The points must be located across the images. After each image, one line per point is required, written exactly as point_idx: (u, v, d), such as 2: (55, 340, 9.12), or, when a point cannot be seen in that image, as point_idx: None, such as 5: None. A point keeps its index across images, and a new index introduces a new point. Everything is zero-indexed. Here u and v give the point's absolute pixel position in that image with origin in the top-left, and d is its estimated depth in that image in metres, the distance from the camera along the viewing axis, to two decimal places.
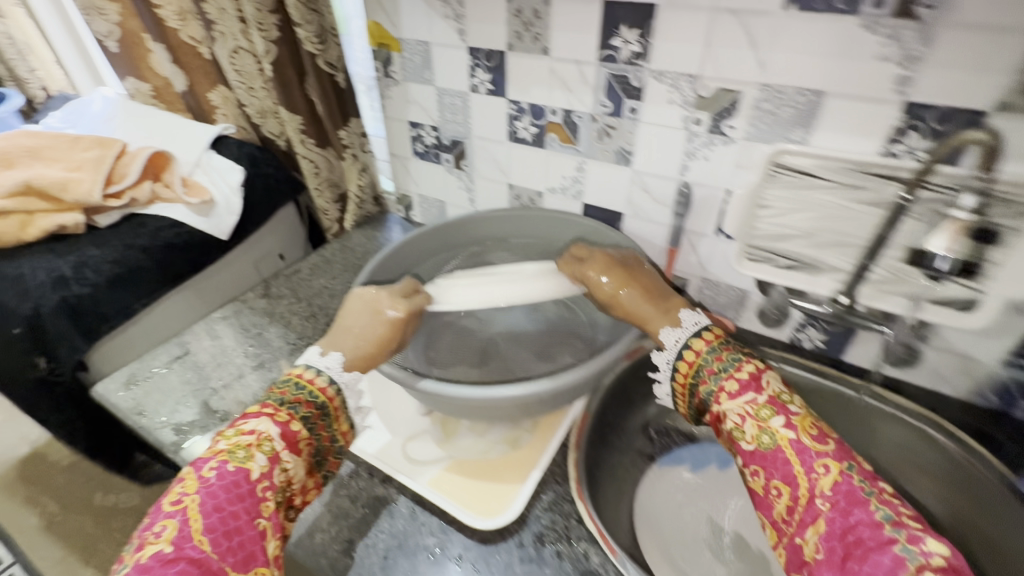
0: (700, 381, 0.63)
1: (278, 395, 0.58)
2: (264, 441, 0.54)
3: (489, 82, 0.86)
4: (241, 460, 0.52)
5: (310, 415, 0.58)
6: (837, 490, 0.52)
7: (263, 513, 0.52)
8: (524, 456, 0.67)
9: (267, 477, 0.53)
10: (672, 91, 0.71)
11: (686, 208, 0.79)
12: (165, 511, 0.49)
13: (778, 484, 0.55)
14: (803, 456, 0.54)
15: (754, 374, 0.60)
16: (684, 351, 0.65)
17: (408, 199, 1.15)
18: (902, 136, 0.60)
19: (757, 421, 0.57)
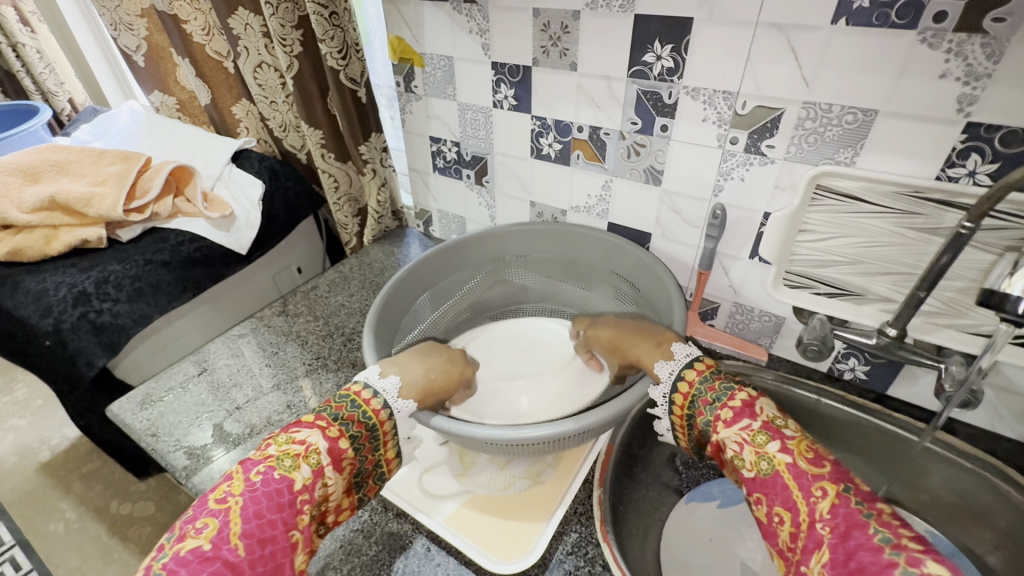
0: (696, 411, 0.55)
1: (333, 408, 0.55)
2: (312, 451, 0.50)
3: (513, 98, 0.84)
4: (287, 468, 0.48)
5: (361, 435, 0.54)
6: (836, 514, 0.43)
7: (298, 525, 0.47)
8: (546, 493, 0.63)
9: (309, 488, 0.48)
10: (707, 108, 0.67)
11: (720, 231, 0.73)
12: (207, 507, 0.45)
13: (781, 512, 0.47)
14: (801, 479, 0.46)
15: (747, 399, 0.52)
16: (678, 381, 0.57)
17: (427, 214, 1.13)
18: (962, 158, 0.55)
19: (753, 447, 0.49)
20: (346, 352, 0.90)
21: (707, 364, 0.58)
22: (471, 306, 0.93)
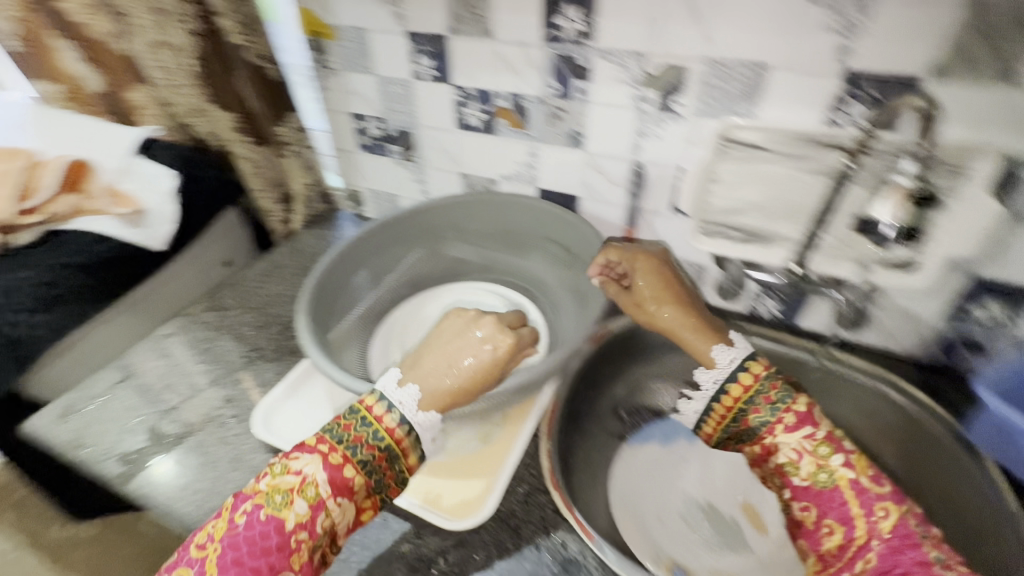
0: (752, 410, 0.59)
1: (340, 428, 0.54)
2: (307, 485, 0.50)
3: (434, 69, 0.82)
4: (277, 507, 0.49)
5: (370, 459, 0.53)
6: (895, 533, 0.50)
7: (292, 565, 0.48)
8: (495, 450, 0.66)
9: (304, 526, 0.49)
10: (621, 70, 0.70)
11: (642, 189, 0.79)
12: (189, 555, 0.49)
13: (831, 523, 0.53)
14: (863, 497, 0.52)
15: (807, 409, 0.57)
16: (740, 372, 0.61)
17: (358, 194, 1.10)
18: (845, 105, 0.61)
19: (815, 458, 0.55)
20: (284, 340, 0.88)
21: (766, 365, 0.61)
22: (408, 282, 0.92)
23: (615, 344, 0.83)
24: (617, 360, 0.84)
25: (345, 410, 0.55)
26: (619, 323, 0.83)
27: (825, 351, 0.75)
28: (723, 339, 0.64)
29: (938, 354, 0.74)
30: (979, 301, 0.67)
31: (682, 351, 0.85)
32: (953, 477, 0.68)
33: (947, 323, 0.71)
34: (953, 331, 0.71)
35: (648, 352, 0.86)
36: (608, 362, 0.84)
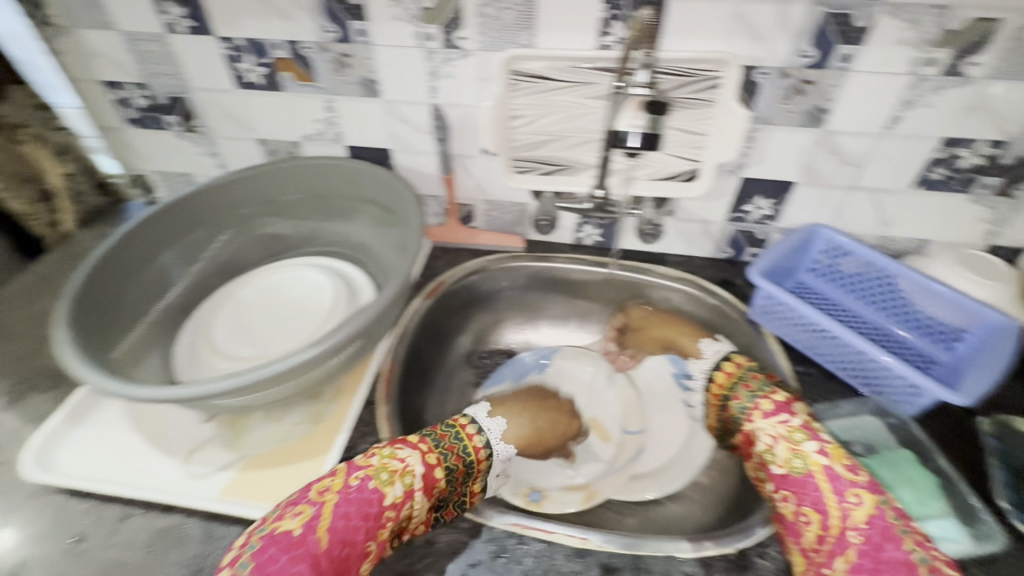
0: (733, 396, 0.65)
1: (438, 435, 0.59)
2: (408, 471, 0.53)
3: (188, 18, 0.70)
4: (382, 481, 0.52)
5: (456, 468, 0.57)
6: (871, 525, 0.49)
7: (375, 538, 0.50)
8: (329, 427, 0.63)
9: (395, 507, 0.51)
10: (394, 5, 0.65)
11: (447, 132, 0.76)
12: (310, 496, 0.50)
13: (809, 512, 0.53)
14: (836, 484, 0.53)
15: (785, 399, 0.60)
16: (723, 363, 0.70)
17: (145, 178, 0.94)
18: (609, 27, 0.63)
19: (789, 443, 0.57)
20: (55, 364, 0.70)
21: (748, 359, 0.69)
22: (218, 269, 0.82)
23: (454, 296, 0.83)
24: (459, 311, 0.84)
25: (444, 422, 0.60)
26: (452, 275, 0.82)
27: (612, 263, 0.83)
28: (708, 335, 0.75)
29: (729, 252, 0.84)
30: (750, 199, 0.77)
31: (521, 291, 0.87)
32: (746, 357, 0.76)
33: (731, 224, 0.80)
34: (736, 230, 0.81)
35: (488, 298, 0.86)
36: (450, 314, 0.83)
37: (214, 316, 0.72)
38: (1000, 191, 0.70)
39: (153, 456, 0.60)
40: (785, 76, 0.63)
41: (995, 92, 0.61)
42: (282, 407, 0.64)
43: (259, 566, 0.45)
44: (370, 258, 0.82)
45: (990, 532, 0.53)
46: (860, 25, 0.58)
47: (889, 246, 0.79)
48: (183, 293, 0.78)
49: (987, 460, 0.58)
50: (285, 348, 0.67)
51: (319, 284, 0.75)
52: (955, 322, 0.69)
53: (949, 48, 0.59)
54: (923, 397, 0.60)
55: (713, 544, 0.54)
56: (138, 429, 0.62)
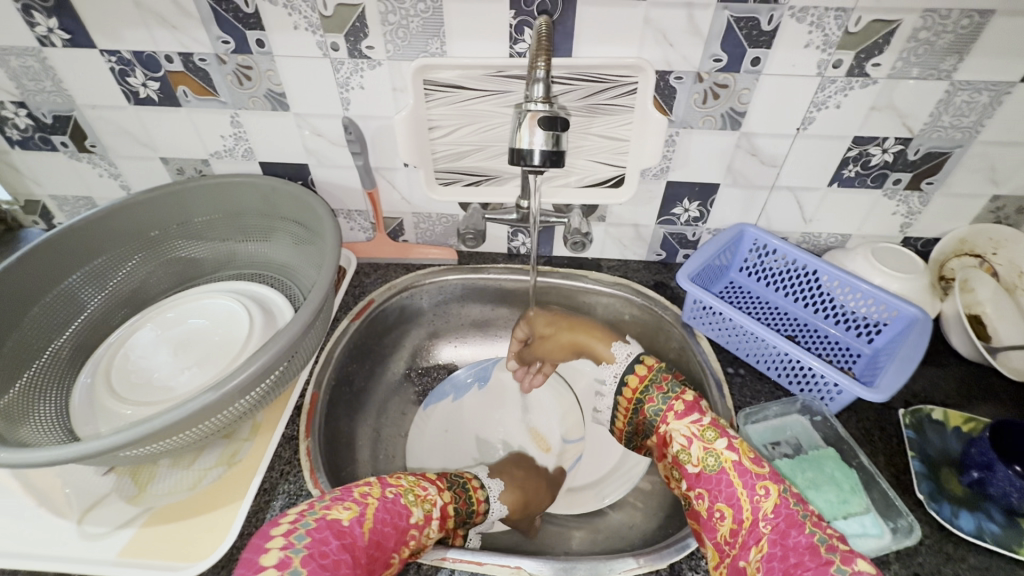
0: (646, 399, 0.65)
1: (453, 478, 0.64)
2: (432, 501, 0.57)
3: (63, 30, 0.64)
4: (411, 500, 0.54)
5: (461, 513, 0.60)
6: (778, 513, 0.50)
7: (400, 553, 0.51)
8: (243, 469, 0.59)
9: (420, 527, 0.53)
10: (292, 13, 0.61)
11: (361, 145, 0.71)
12: (354, 494, 0.52)
13: (722, 507, 0.53)
14: (745, 477, 0.53)
15: (695, 399, 0.61)
16: (636, 364, 0.68)
17: (38, 204, 0.86)
18: (520, 34, 0.60)
19: (702, 442, 0.57)
20: None
21: (658, 360, 0.68)
22: (124, 300, 0.75)
23: (384, 314, 0.79)
24: (391, 329, 0.81)
25: (460, 478, 0.64)
26: (382, 293, 0.79)
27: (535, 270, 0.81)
28: (620, 338, 0.73)
29: (662, 255, 0.84)
30: (677, 202, 0.77)
31: (456, 305, 0.85)
32: (677, 359, 0.77)
33: (661, 227, 0.80)
34: (666, 233, 0.81)
35: (422, 313, 0.84)
36: (381, 333, 0.80)
37: (113, 356, 0.65)
38: (909, 186, 0.72)
39: (42, 519, 0.54)
40: (700, 80, 0.63)
41: (897, 91, 0.62)
42: (192, 451, 0.60)
43: (314, 543, 0.47)
44: (293, 279, 0.78)
45: (909, 527, 0.53)
46: (766, 28, 0.58)
47: (813, 242, 0.80)
48: (81, 330, 0.71)
49: (905, 451, 0.60)
50: (194, 386, 0.61)
51: (235, 313, 0.69)
52: (874, 315, 0.70)
53: (851, 50, 0.59)
54: (843, 393, 0.60)
55: (642, 561, 0.53)
56: (28, 489, 0.57)
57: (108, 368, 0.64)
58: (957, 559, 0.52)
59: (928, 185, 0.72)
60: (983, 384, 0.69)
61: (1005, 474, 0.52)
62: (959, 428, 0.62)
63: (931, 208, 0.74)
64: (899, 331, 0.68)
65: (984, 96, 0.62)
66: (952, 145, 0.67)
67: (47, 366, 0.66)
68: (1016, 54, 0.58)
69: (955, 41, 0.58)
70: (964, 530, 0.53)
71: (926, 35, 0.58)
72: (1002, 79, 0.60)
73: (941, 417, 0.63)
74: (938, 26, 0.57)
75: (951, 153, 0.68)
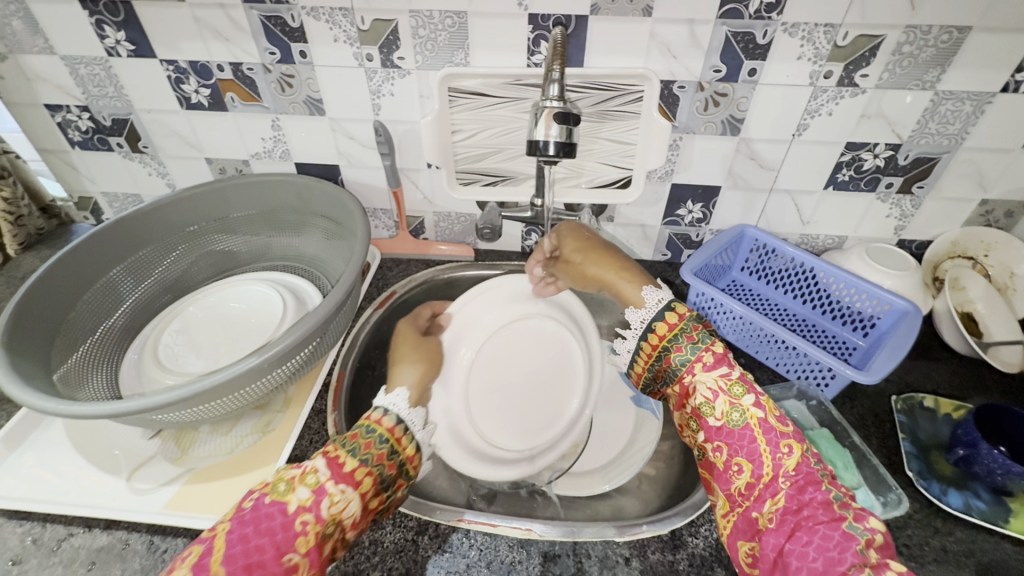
0: (673, 348, 0.60)
1: (349, 436, 0.53)
2: (310, 472, 0.48)
3: (128, 42, 0.72)
4: (279, 492, 0.47)
5: (371, 458, 0.51)
6: (799, 470, 0.49)
7: (296, 548, 0.44)
8: (276, 437, 0.64)
9: (309, 508, 0.46)
10: (333, 27, 0.68)
11: (390, 147, 0.77)
12: (205, 536, 0.45)
13: (741, 462, 0.51)
14: (769, 435, 0.51)
15: (724, 351, 0.58)
16: (666, 312, 0.62)
17: (90, 201, 0.94)
18: (537, 46, 0.67)
19: (729, 397, 0.54)
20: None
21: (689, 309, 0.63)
22: (167, 287, 0.82)
23: (405, 305, 0.85)
24: None
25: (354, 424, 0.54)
26: (403, 286, 0.85)
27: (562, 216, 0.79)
28: (652, 283, 0.66)
29: (668, 255, 0.89)
30: (682, 204, 0.82)
31: None
32: None
33: (666, 227, 0.85)
34: (672, 233, 0.86)
35: None
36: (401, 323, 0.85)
37: (158, 332, 0.71)
38: (901, 190, 0.76)
39: (96, 475, 0.60)
40: (701, 89, 0.69)
41: (883, 100, 0.68)
42: (230, 420, 0.65)
43: None
44: (321, 270, 0.84)
45: (898, 500, 0.56)
46: (762, 42, 0.64)
47: (811, 243, 0.85)
48: (129, 312, 0.77)
49: (897, 434, 0.63)
50: (232, 359, 0.67)
51: (269, 299, 0.75)
52: (868, 310, 0.74)
53: (840, 62, 0.65)
54: (837, 378, 0.65)
55: (648, 527, 0.57)
56: (82, 448, 0.63)
57: (153, 342, 0.70)
58: (946, 532, 0.55)
59: (919, 189, 0.76)
60: (976, 377, 0.72)
61: (989, 452, 0.55)
62: (949, 414, 0.65)
63: (923, 211, 0.79)
64: (893, 324, 0.72)
65: (967, 105, 0.67)
66: (940, 151, 0.72)
67: (99, 342, 0.72)
68: (995, 66, 0.63)
69: (937, 54, 0.63)
70: (953, 505, 0.56)
71: (909, 49, 0.63)
72: (983, 89, 0.65)
73: (932, 405, 0.67)
74: (920, 41, 0.62)
75: (939, 158, 0.72)
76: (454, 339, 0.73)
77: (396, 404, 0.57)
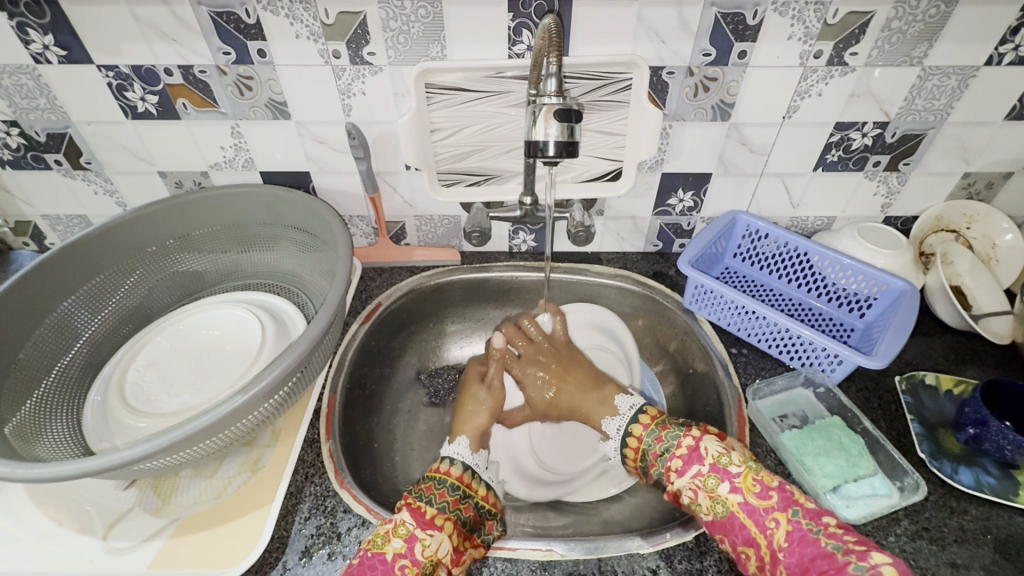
0: (651, 459, 0.62)
1: (423, 487, 0.59)
2: (399, 523, 0.52)
3: (58, 47, 0.64)
4: (378, 544, 0.50)
5: (449, 503, 0.57)
6: (793, 540, 0.48)
7: None
8: (267, 475, 0.59)
9: (404, 554, 0.50)
10: (293, 22, 0.62)
11: (365, 150, 0.72)
12: None
13: (744, 548, 0.51)
14: (754, 516, 0.51)
15: (693, 445, 0.58)
16: (628, 436, 0.67)
17: (29, 224, 0.85)
18: (519, 35, 0.63)
19: (707, 492, 0.54)
20: None
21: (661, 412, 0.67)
22: (128, 315, 0.74)
23: (393, 316, 0.80)
24: (399, 330, 0.82)
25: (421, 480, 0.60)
26: (389, 297, 0.80)
27: (551, 265, 0.83)
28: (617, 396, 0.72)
29: (659, 245, 0.87)
30: (673, 193, 0.79)
31: (460, 305, 0.87)
32: (683, 343, 0.79)
33: (658, 218, 0.83)
34: (663, 224, 0.84)
35: (428, 314, 0.85)
36: (390, 334, 0.81)
37: (121, 369, 0.65)
38: (888, 167, 0.76)
39: (67, 537, 0.54)
40: (691, 75, 0.66)
41: (871, 79, 0.66)
42: (214, 461, 0.60)
43: None
44: (299, 288, 0.78)
45: (915, 484, 0.57)
46: (752, 22, 0.62)
47: (801, 225, 0.84)
48: (87, 348, 0.70)
49: (905, 415, 0.64)
50: (210, 394, 0.61)
51: (245, 323, 0.69)
52: (865, 290, 0.74)
53: (831, 41, 0.63)
54: (844, 364, 0.64)
55: (672, 535, 0.55)
56: (48, 507, 0.56)
57: (116, 381, 0.63)
58: (961, 511, 0.56)
59: (905, 166, 0.76)
60: (968, 349, 0.73)
61: (999, 429, 0.56)
62: (951, 391, 0.66)
63: (909, 187, 0.79)
64: (889, 304, 0.72)
65: (952, 80, 0.66)
66: (925, 127, 0.71)
67: (56, 384, 0.65)
68: (980, 39, 0.63)
69: (925, 29, 0.62)
70: (964, 483, 0.57)
71: (898, 24, 0.62)
72: (968, 62, 0.65)
73: (933, 382, 0.67)
74: (909, 16, 0.61)
75: (925, 134, 0.72)
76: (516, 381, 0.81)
77: (460, 451, 0.66)
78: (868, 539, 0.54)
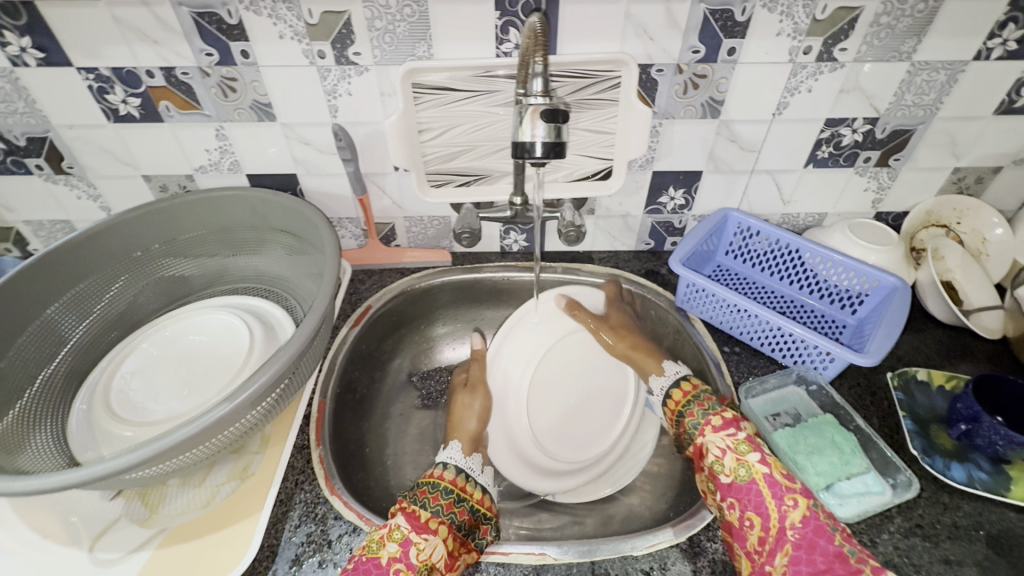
0: (687, 413, 0.63)
1: (417, 491, 0.58)
2: (393, 527, 0.52)
3: (35, 49, 0.62)
4: (372, 549, 0.50)
5: (443, 507, 0.56)
6: (807, 523, 0.49)
7: None
8: (256, 483, 0.58)
9: (400, 557, 0.49)
10: (276, 22, 0.61)
11: (352, 152, 0.71)
12: None
13: (751, 516, 0.51)
14: (775, 489, 0.51)
15: (735, 415, 0.59)
16: (682, 380, 0.68)
17: (11, 230, 0.83)
18: (506, 34, 0.62)
19: (736, 454, 0.55)
20: None
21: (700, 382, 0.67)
22: (114, 322, 0.73)
23: (383, 319, 0.79)
24: (389, 332, 0.81)
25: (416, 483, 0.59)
26: (379, 299, 0.79)
27: (542, 265, 0.82)
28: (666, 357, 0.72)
29: (651, 244, 0.87)
30: (664, 191, 0.79)
31: (452, 306, 0.86)
32: (674, 343, 0.79)
33: (649, 216, 0.83)
34: (655, 222, 0.84)
35: (419, 316, 0.85)
36: (380, 337, 0.80)
37: (106, 377, 0.63)
38: (879, 163, 0.76)
39: (51, 550, 0.53)
40: (680, 72, 0.66)
41: (861, 74, 0.66)
42: (201, 469, 0.59)
43: None
44: (289, 292, 0.77)
45: (908, 481, 0.56)
46: (740, 19, 0.61)
47: (792, 222, 0.84)
48: (71, 356, 0.69)
49: (898, 412, 0.64)
50: (198, 402, 0.60)
51: (233, 327, 0.68)
52: (856, 287, 0.74)
53: (820, 37, 0.63)
54: (836, 361, 0.64)
55: (664, 536, 0.55)
56: (32, 520, 0.55)
57: (100, 390, 0.62)
58: (954, 508, 0.56)
59: (896, 161, 0.76)
60: (959, 345, 0.73)
61: (992, 425, 0.56)
62: (942, 386, 0.66)
63: (899, 182, 0.79)
64: (881, 300, 0.72)
65: (941, 75, 0.66)
66: (915, 122, 0.71)
67: (40, 393, 0.64)
68: (969, 34, 0.63)
69: (914, 25, 0.62)
70: (956, 479, 0.57)
71: (886, 20, 0.61)
72: (957, 57, 0.65)
73: (925, 377, 0.67)
74: (897, 11, 0.61)
75: (914, 130, 0.72)
76: (500, 383, 0.73)
77: (454, 456, 0.64)
78: (861, 537, 0.54)
